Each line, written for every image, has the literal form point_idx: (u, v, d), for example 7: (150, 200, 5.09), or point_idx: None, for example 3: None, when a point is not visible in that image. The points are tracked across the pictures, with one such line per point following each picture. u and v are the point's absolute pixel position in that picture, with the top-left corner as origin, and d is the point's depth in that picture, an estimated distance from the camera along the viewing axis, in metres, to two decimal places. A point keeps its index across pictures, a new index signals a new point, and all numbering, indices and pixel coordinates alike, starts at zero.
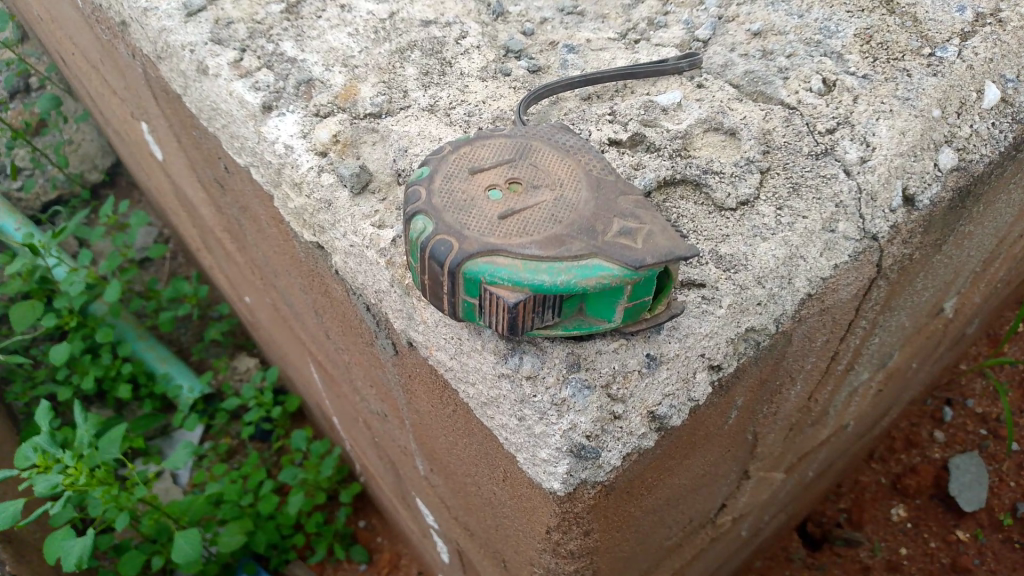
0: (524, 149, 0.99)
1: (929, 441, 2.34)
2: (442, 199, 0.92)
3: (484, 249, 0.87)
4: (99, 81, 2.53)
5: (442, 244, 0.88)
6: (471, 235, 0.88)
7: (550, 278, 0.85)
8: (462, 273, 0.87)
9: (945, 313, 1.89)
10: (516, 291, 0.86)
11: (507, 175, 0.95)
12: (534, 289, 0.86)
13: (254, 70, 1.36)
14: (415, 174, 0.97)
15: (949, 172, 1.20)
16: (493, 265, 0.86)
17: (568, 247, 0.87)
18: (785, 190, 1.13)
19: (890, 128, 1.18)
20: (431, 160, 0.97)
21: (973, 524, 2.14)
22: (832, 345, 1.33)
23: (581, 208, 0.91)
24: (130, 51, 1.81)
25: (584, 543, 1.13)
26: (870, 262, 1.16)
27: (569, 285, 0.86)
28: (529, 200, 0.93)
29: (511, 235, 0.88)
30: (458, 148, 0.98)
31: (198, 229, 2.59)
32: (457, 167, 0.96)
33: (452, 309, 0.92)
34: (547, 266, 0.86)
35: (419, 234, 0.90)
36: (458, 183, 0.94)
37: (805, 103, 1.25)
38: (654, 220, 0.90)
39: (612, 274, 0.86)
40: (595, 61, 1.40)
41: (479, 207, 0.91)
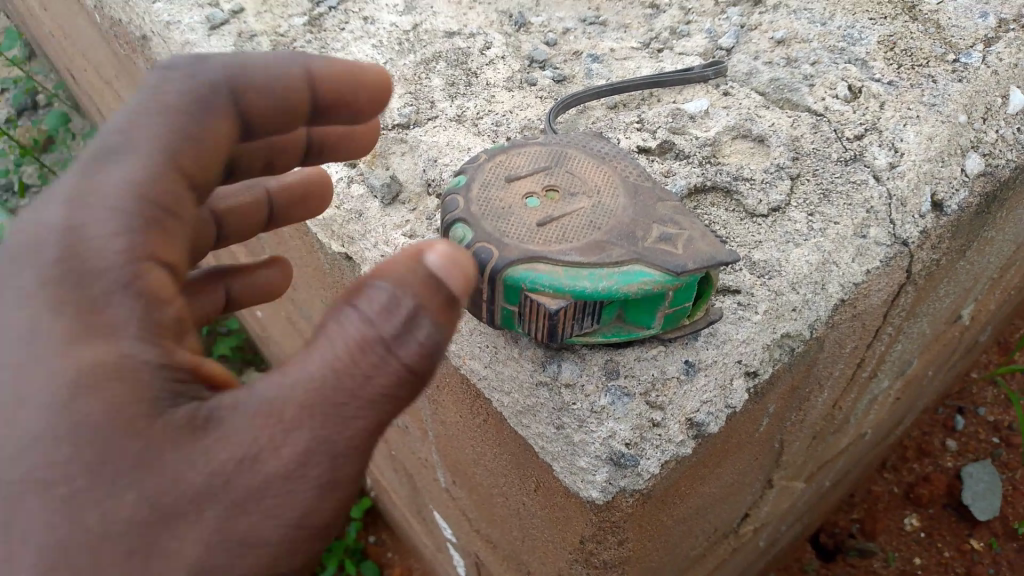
0: (564, 159, 0.99)
1: (942, 450, 2.31)
2: (480, 206, 0.92)
3: (525, 255, 0.86)
4: (111, 96, 2.53)
5: (483, 251, 0.87)
6: (509, 241, 0.88)
7: (598, 284, 0.85)
8: (502, 281, 0.87)
9: (963, 320, 1.89)
10: (558, 297, 0.86)
11: (545, 183, 0.95)
12: (578, 295, 0.86)
13: None
14: (452, 181, 0.96)
15: (977, 177, 1.21)
16: (533, 272, 0.86)
17: (609, 251, 0.87)
18: (816, 195, 1.14)
19: (918, 134, 1.19)
20: (466, 168, 0.97)
21: (987, 532, 2.11)
22: (860, 350, 1.33)
23: (626, 214, 0.92)
24: (150, 65, 1.82)
25: (618, 554, 1.13)
26: (900, 267, 1.16)
27: (611, 291, 0.86)
28: (574, 206, 0.92)
29: (547, 241, 0.88)
30: (493, 156, 0.99)
31: (210, 244, 2.59)
32: (491, 176, 0.96)
33: (492, 315, 0.92)
34: (588, 272, 0.86)
35: (459, 242, 0.90)
36: (494, 191, 0.94)
37: (832, 109, 1.25)
38: (695, 228, 0.90)
39: (662, 275, 0.86)
40: (620, 70, 1.40)
41: (518, 214, 0.91)
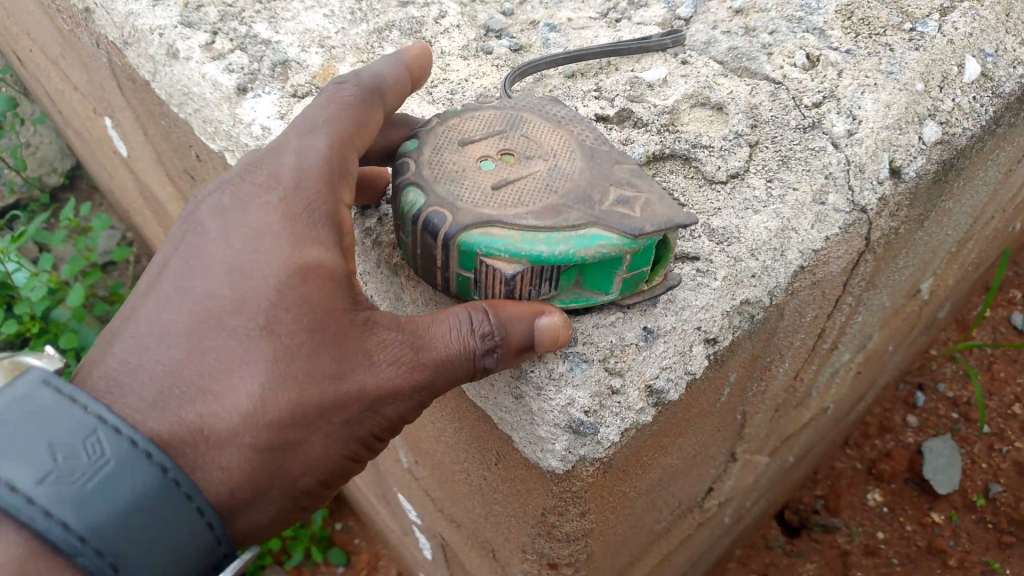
0: (520, 124, 0.96)
1: (903, 426, 2.23)
2: (432, 170, 0.90)
3: (479, 220, 0.84)
4: (58, 77, 2.46)
5: (436, 215, 0.85)
6: (462, 206, 0.86)
7: (554, 249, 0.83)
8: (456, 246, 0.85)
9: (922, 295, 1.90)
10: (513, 262, 0.84)
11: (500, 148, 0.93)
12: (534, 260, 0.84)
13: (227, 52, 1.34)
14: (406, 146, 0.93)
15: (934, 145, 1.20)
16: (488, 236, 0.84)
17: (565, 215, 0.85)
18: (775, 162, 1.13)
19: (876, 101, 1.18)
20: (419, 131, 0.95)
21: (947, 505, 2.04)
22: (820, 321, 1.32)
23: (581, 178, 0.90)
24: (95, 41, 1.76)
25: (579, 527, 1.12)
26: (858, 235, 1.16)
27: (568, 255, 0.84)
28: (530, 171, 0.90)
29: (501, 204, 0.86)
30: (446, 120, 0.96)
31: (165, 228, 2.53)
32: (444, 141, 0.93)
33: (446, 282, 0.90)
34: (545, 236, 0.84)
35: (411, 208, 0.87)
36: (447, 156, 0.92)
37: (791, 77, 1.24)
38: (653, 191, 0.88)
39: (620, 238, 0.84)
40: (577, 39, 1.38)
41: (473, 179, 0.89)
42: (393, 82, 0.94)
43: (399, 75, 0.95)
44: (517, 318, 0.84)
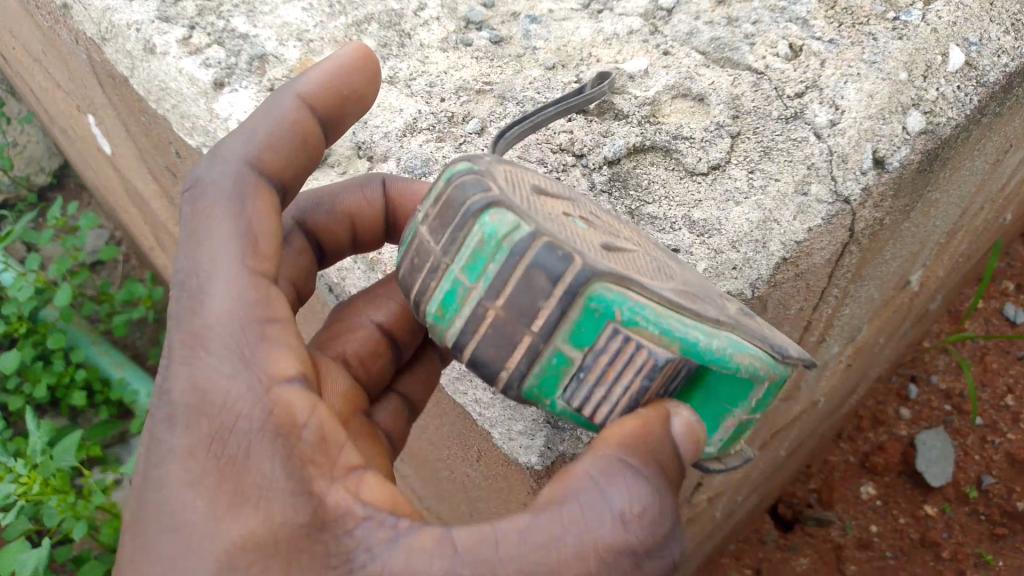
0: (578, 198, 0.87)
1: (896, 419, 2.14)
2: (533, 209, 0.74)
3: (623, 277, 0.71)
4: (41, 75, 2.43)
5: (561, 251, 0.69)
6: (580, 247, 0.71)
7: (713, 346, 0.75)
8: (583, 296, 0.69)
9: (912, 285, 1.81)
10: (651, 333, 0.72)
11: (578, 211, 0.82)
12: (686, 352, 0.73)
13: (204, 47, 1.32)
14: (471, 167, 0.77)
15: (919, 135, 1.18)
16: (634, 301, 0.71)
17: (710, 312, 0.78)
18: (756, 153, 1.15)
19: (859, 91, 1.18)
20: (480, 158, 0.79)
21: (940, 497, 1.97)
22: (806, 313, 1.32)
23: (682, 281, 0.84)
24: (73, 37, 1.74)
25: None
26: (842, 226, 1.15)
27: (712, 352, 0.75)
28: (622, 245, 0.80)
29: (627, 271, 0.75)
30: (505, 162, 0.81)
31: (150, 227, 2.51)
32: (513, 179, 0.78)
33: (515, 345, 0.71)
34: (692, 323, 0.74)
35: (513, 232, 0.70)
36: (531, 195, 0.77)
37: (773, 67, 1.23)
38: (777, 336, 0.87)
39: (767, 367, 0.81)
40: (558, 31, 1.36)
41: (577, 231, 0.76)
42: (309, 91, 0.96)
43: (317, 86, 0.96)
44: (660, 436, 0.73)
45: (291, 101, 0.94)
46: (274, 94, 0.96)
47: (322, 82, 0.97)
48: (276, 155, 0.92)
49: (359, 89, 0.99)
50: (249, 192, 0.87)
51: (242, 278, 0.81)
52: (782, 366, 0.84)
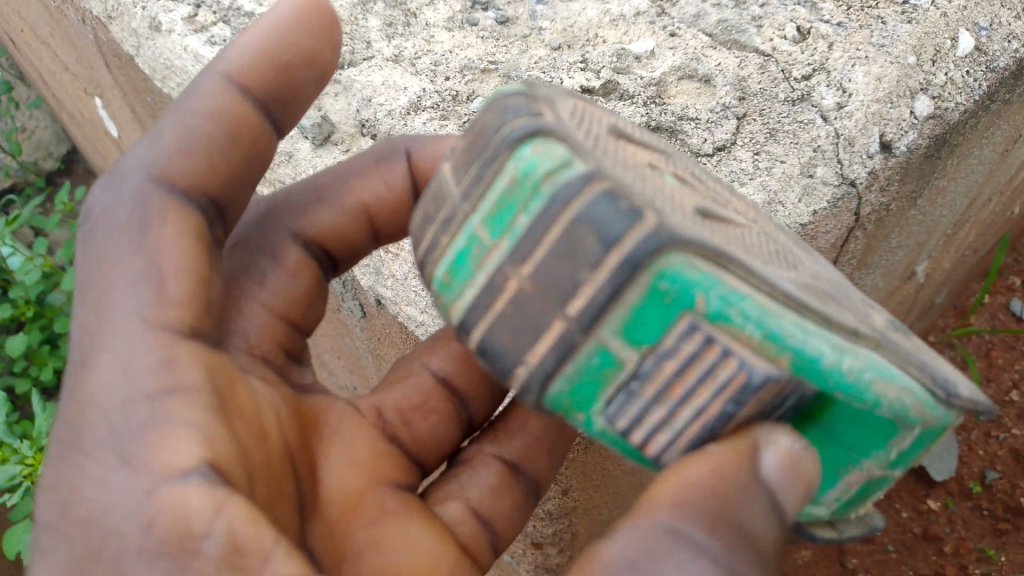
0: (672, 157, 0.81)
1: None
2: (609, 160, 0.64)
3: (721, 261, 0.60)
4: (46, 56, 2.40)
5: (628, 208, 0.58)
6: (659, 205, 0.61)
7: (835, 361, 0.63)
8: (651, 270, 0.58)
9: (917, 277, 1.73)
10: (748, 333, 0.61)
11: (669, 166, 0.75)
12: (796, 368, 0.62)
13: (210, 25, 1.32)
14: (529, 116, 0.65)
15: (926, 120, 1.19)
16: (737, 294, 0.60)
17: (844, 320, 0.67)
18: (762, 135, 1.15)
19: (867, 74, 1.17)
20: (551, 88, 0.72)
21: (943, 492, 1.87)
22: None
23: (799, 268, 0.76)
24: (81, 17, 1.75)
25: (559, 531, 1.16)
26: (848, 210, 1.15)
27: (838, 369, 0.64)
28: (722, 210, 0.73)
29: (735, 247, 0.65)
30: (582, 103, 0.75)
31: None
32: (583, 116, 0.71)
33: (541, 333, 0.61)
34: (822, 336, 0.64)
35: (559, 169, 0.60)
36: (605, 135, 0.70)
37: (780, 49, 1.22)
38: (934, 374, 0.77)
39: (912, 401, 0.70)
40: (564, 10, 1.34)
41: (670, 192, 0.68)
42: (233, 66, 0.88)
43: (250, 61, 0.88)
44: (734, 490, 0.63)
45: (215, 85, 0.87)
46: (198, 75, 0.89)
47: (242, 59, 0.88)
48: (193, 155, 0.84)
49: (306, 52, 0.91)
50: (151, 206, 0.80)
51: (140, 325, 0.74)
52: (934, 406, 0.73)
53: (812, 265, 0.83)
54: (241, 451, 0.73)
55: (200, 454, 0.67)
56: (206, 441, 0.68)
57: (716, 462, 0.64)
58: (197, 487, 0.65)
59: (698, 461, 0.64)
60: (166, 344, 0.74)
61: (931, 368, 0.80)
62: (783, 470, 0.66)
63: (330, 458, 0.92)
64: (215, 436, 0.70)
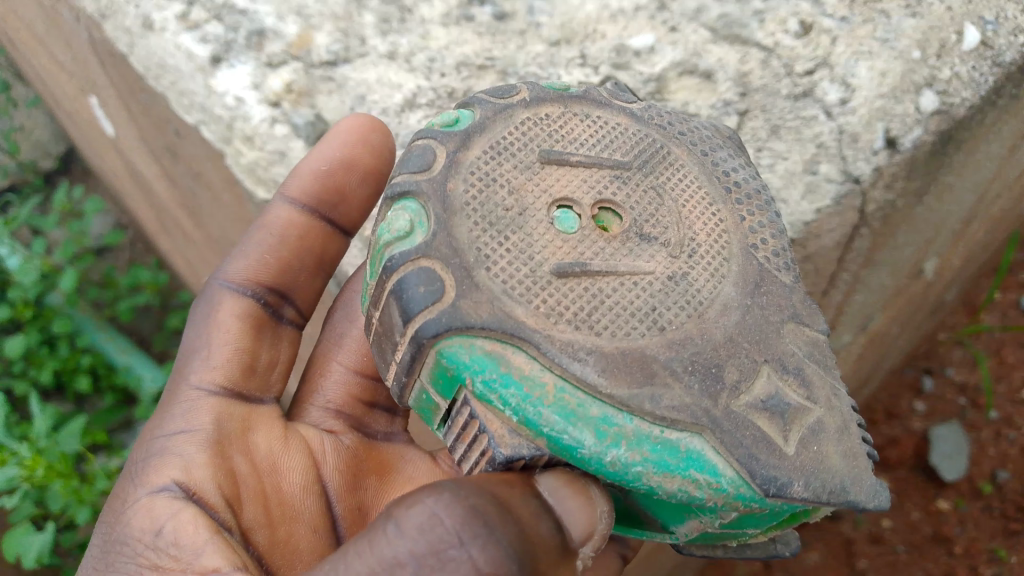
0: (649, 154, 0.93)
1: (909, 413, 1.95)
2: (473, 258, 0.82)
3: (522, 374, 0.78)
4: (27, 48, 2.30)
5: (432, 320, 0.78)
6: (471, 304, 0.79)
7: (594, 450, 0.76)
8: (434, 349, 0.79)
9: (926, 275, 1.68)
10: (507, 414, 0.77)
11: (593, 194, 0.88)
12: (554, 449, 0.77)
13: (203, 22, 1.29)
14: (402, 232, 0.82)
15: (932, 115, 1.17)
16: (543, 411, 0.76)
17: (660, 398, 0.78)
18: (765, 130, 1.17)
19: (871, 69, 1.17)
20: (499, 113, 0.91)
21: (953, 492, 1.83)
22: (817, 297, 1.29)
23: (704, 311, 0.84)
24: (75, 16, 1.73)
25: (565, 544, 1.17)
26: (851, 208, 1.16)
27: (643, 477, 0.77)
28: (625, 241, 0.86)
29: (559, 320, 0.80)
30: (547, 107, 0.94)
31: (150, 210, 2.37)
32: (516, 146, 0.89)
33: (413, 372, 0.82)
34: (636, 447, 0.77)
35: (396, 241, 0.82)
36: (532, 170, 0.88)
37: (783, 44, 1.22)
38: (799, 471, 0.80)
39: (700, 493, 0.78)
40: (563, 5, 1.29)
41: (541, 297, 0.81)
42: (294, 188, 1.15)
43: (301, 182, 1.15)
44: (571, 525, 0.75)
45: (274, 205, 1.14)
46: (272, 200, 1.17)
47: (307, 176, 1.14)
48: (269, 263, 1.12)
49: (341, 160, 1.14)
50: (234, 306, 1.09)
51: (191, 387, 1.02)
52: (752, 500, 0.79)
53: (773, 288, 0.88)
54: (231, 483, 0.93)
55: (175, 480, 0.90)
56: (285, 443, 1.04)
57: (503, 485, 0.74)
58: (173, 520, 0.86)
59: (488, 476, 0.75)
60: (203, 400, 1.01)
61: (818, 465, 0.81)
62: (563, 493, 0.76)
63: (329, 468, 1.07)
64: (276, 447, 1.03)
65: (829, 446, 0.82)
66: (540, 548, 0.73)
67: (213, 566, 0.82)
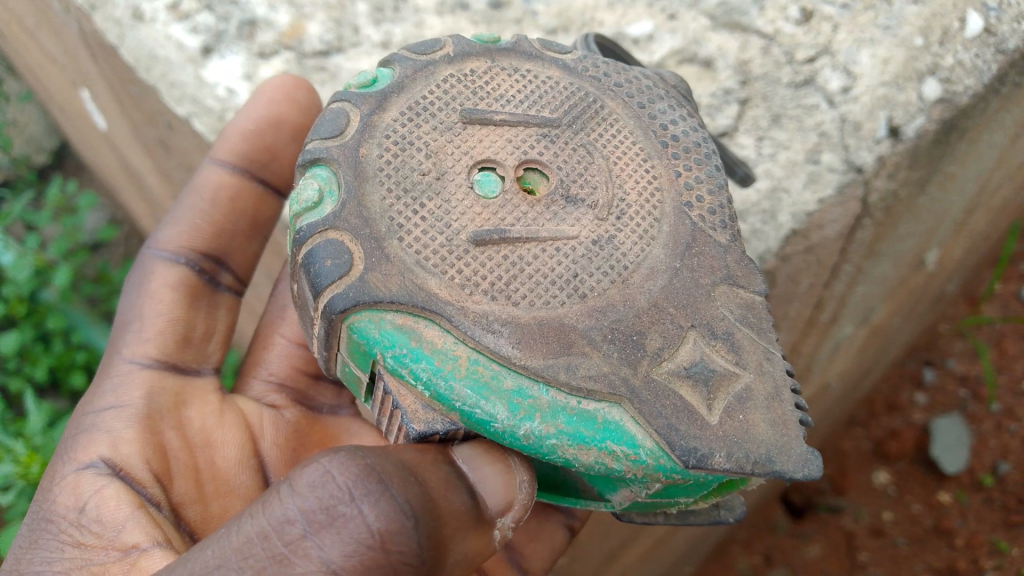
0: (581, 108, 0.93)
1: (910, 405, 1.93)
2: (386, 228, 0.82)
3: (432, 348, 0.79)
4: (17, 44, 2.30)
5: (340, 295, 0.79)
6: (380, 278, 0.80)
7: (507, 423, 0.77)
8: (346, 324, 0.80)
9: (928, 266, 1.66)
10: (420, 389, 0.79)
11: (518, 155, 0.88)
12: (468, 422, 0.78)
13: (193, 12, 1.26)
14: (309, 202, 0.83)
15: (935, 104, 1.15)
16: (453, 384, 0.78)
17: (577, 367, 0.79)
18: (766, 119, 1.16)
19: (873, 57, 1.16)
20: (425, 69, 0.92)
21: (954, 484, 1.82)
22: (818, 289, 1.28)
23: (628, 276, 0.85)
24: (65, 7, 1.69)
25: (556, 543, 1.15)
26: (854, 197, 1.15)
27: (555, 448, 0.78)
28: (549, 204, 0.87)
29: (475, 290, 0.81)
30: (477, 63, 0.94)
31: (145, 207, 2.35)
32: (436, 105, 0.89)
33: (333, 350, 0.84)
34: (547, 419, 0.78)
35: (305, 213, 0.83)
36: (452, 132, 0.88)
37: (784, 32, 1.20)
38: (721, 442, 0.79)
39: (619, 464, 0.79)
40: None
41: (460, 264, 0.82)
42: (224, 149, 1.16)
43: (230, 143, 1.16)
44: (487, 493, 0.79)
45: (204, 169, 1.16)
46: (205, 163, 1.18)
47: (238, 134, 1.16)
48: (200, 231, 1.13)
49: (267, 117, 1.15)
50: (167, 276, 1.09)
51: (124, 361, 1.02)
52: (672, 471, 0.79)
53: (705, 249, 0.88)
54: (160, 459, 0.93)
55: (102, 458, 0.90)
56: (219, 416, 1.04)
57: (417, 453, 0.76)
58: (97, 496, 0.86)
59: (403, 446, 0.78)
60: (136, 373, 1.01)
61: (743, 435, 0.79)
62: (475, 464, 0.80)
63: (267, 442, 1.07)
64: (211, 422, 1.02)
65: (755, 414, 0.80)
66: (450, 514, 0.75)
67: (134, 542, 0.83)
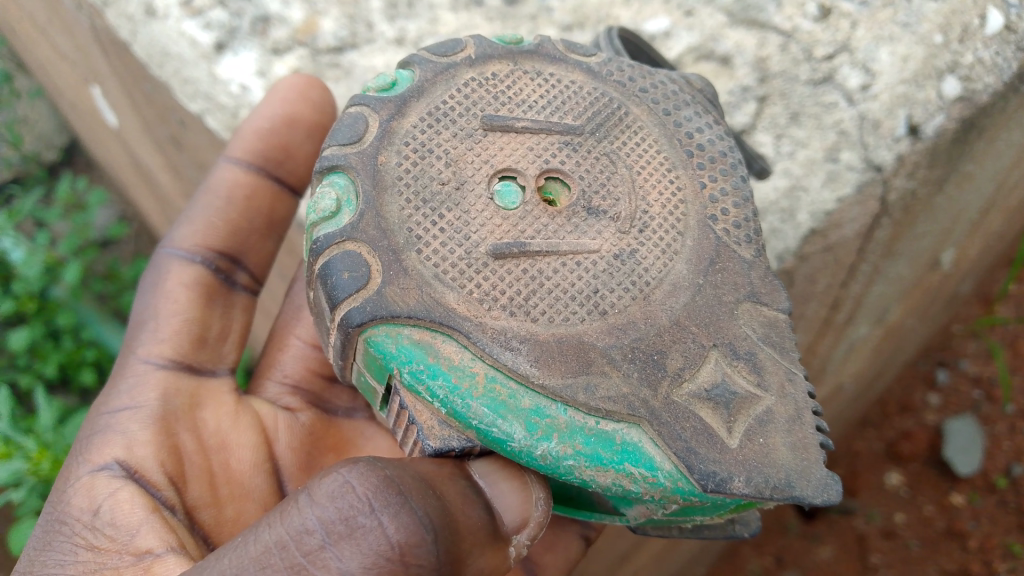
0: (604, 116, 0.92)
1: (923, 406, 1.92)
2: (405, 238, 0.82)
3: (449, 364, 0.78)
4: (28, 40, 2.29)
5: (356, 308, 0.79)
6: (398, 292, 0.79)
7: (524, 442, 0.76)
8: (362, 337, 0.80)
9: (943, 266, 1.65)
10: (436, 406, 0.78)
11: (539, 164, 0.87)
12: (484, 439, 0.77)
13: (206, 8, 1.25)
14: (326, 213, 0.82)
15: (954, 102, 1.14)
16: (471, 402, 0.77)
17: (595, 388, 0.78)
18: (784, 117, 1.15)
19: (892, 54, 1.14)
20: (445, 70, 0.92)
21: (968, 486, 1.80)
22: (835, 288, 1.27)
23: (650, 292, 0.84)
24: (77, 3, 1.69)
25: (571, 553, 1.14)
26: (872, 196, 1.14)
27: (572, 468, 0.77)
28: (571, 216, 0.86)
29: (494, 305, 0.80)
30: (499, 67, 0.93)
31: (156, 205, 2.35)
32: (458, 110, 0.89)
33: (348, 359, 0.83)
34: (565, 438, 0.77)
35: (320, 222, 0.83)
36: (474, 140, 0.87)
37: (802, 29, 1.19)
38: (740, 465, 0.77)
39: (636, 486, 0.77)
40: None
41: (481, 279, 0.81)
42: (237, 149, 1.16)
43: (245, 143, 1.16)
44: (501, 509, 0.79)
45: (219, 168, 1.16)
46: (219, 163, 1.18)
47: (252, 132, 1.15)
48: (216, 228, 1.13)
49: (280, 116, 1.15)
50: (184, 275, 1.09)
51: (139, 361, 1.01)
52: (690, 494, 0.77)
53: (729, 264, 0.87)
54: (175, 461, 0.92)
55: (117, 460, 0.90)
56: (235, 418, 1.03)
57: (434, 466, 0.76)
58: (111, 499, 0.86)
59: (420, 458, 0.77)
60: (151, 373, 1.00)
61: (762, 459, 0.78)
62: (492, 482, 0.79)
63: (282, 445, 1.06)
64: (226, 423, 1.02)
65: (775, 437, 0.79)
66: (468, 531, 0.74)
67: (148, 548, 0.82)
